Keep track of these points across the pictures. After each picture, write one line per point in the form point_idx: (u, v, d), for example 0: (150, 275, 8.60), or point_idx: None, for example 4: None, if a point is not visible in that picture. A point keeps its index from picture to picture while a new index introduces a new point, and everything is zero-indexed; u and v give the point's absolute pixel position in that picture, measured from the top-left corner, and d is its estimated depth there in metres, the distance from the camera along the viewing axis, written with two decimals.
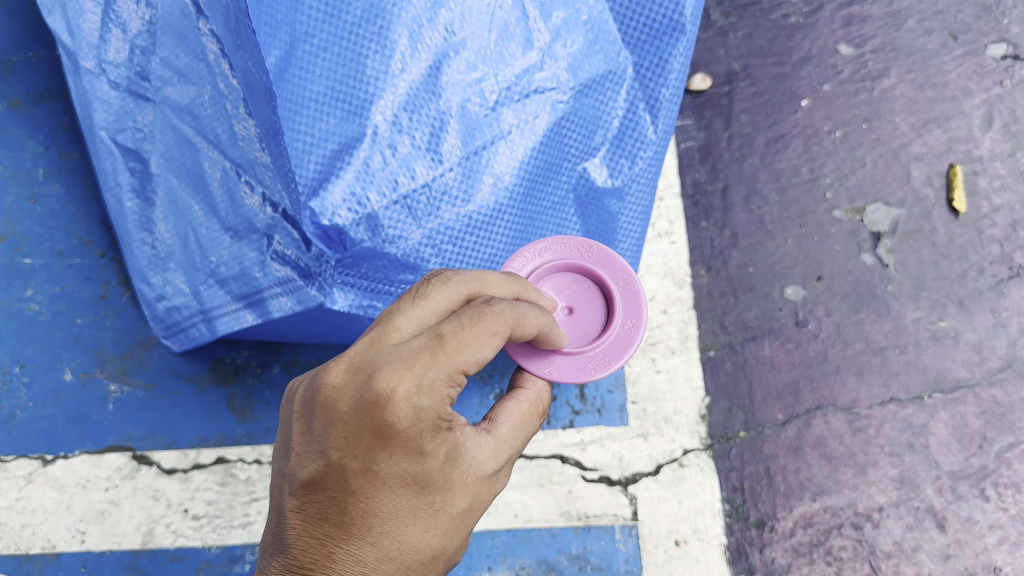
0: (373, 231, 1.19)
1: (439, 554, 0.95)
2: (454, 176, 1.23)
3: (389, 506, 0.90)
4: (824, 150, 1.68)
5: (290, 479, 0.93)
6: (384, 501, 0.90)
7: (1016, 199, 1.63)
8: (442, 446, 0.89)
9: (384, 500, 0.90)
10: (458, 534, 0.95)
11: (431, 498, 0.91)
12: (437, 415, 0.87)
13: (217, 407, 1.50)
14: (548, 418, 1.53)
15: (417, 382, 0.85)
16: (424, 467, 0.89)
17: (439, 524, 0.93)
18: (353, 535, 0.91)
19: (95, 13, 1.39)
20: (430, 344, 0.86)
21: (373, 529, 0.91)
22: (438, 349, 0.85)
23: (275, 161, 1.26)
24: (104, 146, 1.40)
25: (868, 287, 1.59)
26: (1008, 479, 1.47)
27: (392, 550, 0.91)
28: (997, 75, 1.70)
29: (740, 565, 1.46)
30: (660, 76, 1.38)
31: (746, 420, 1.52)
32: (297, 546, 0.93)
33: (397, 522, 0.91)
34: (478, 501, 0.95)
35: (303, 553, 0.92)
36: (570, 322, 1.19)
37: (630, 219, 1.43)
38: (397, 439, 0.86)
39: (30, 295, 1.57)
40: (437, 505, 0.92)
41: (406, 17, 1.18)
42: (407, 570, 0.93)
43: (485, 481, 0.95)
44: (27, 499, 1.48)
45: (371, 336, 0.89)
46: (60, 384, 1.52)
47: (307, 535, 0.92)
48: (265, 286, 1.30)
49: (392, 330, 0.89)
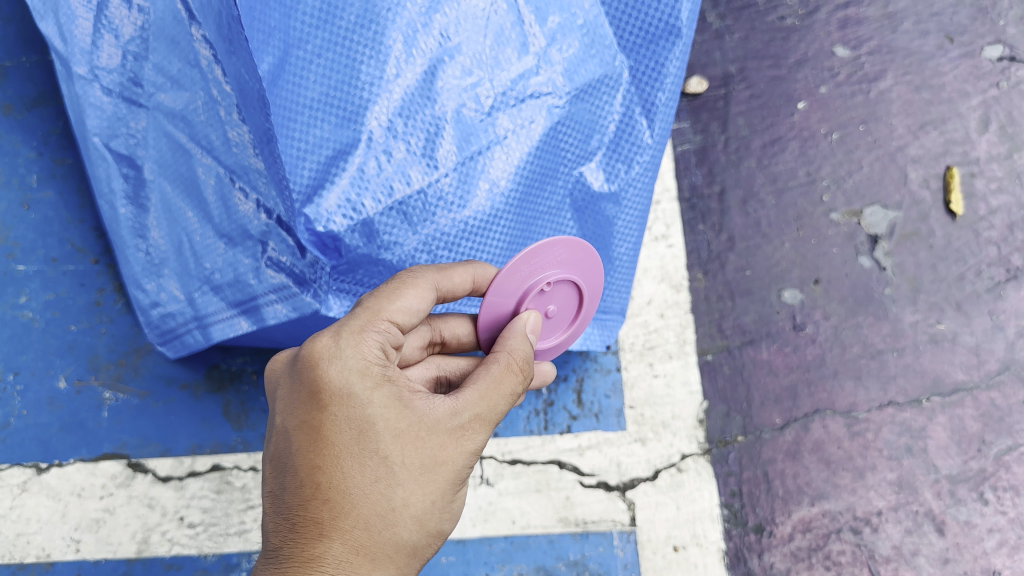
0: (369, 237, 1.19)
1: (407, 512, 0.93)
2: (449, 182, 1.22)
3: (338, 461, 0.92)
4: (820, 153, 1.67)
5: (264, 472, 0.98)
6: (333, 457, 0.92)
7: (1013, 201, 1.62)
8: (377, 389, 0.94)
9: (332, 456, 0.92)
10: (424, 490, 0.93)
11: (377, 447, 0.92)
12: (358, 359, 0.94)
13: (213, 414, 1.49)
14: (546, 423, 1.52)
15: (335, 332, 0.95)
16: (361, 413, 0.93)
17: (392, 476, 0.92)
18: (309, 497, 0.92)
19: (87, 19, 1.38)
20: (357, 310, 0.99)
21: (326, 486, 0.92)
22: (359, 308, 0.98)
23: (269, 168, 1.26)
24: (97, 152, 1.39)
25: (865, 290, 1.58)
26: (1007, 482, 1.47)
27: (347, 505, 0.92)
28: (993, 77, 1.69)
29: (739, 570, 1.44)
30: (656, 80, 1.37)
31: (744, 424, 1.52)
32: (270, 532, 0.94)
33: (349, 475, 0.92)
34: (439, 451, 0.94)
35: (273, 533, 0.93)
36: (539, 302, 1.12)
37: (627, 223, 1.42)
38: (325, 386, 0.93)
39: (23, 302, 1.56)
40: (387, 452, 0.92)
41: (400, 22, 1.18)
42: (368, 529, 0.92)
43: (445, 432, 0.94)
44: (21, 508, 1.46)
45: None
46: (54, 392, 1.51)
47: (277, 518, 0.93)
48: (260, 293, 1.30)
49: None
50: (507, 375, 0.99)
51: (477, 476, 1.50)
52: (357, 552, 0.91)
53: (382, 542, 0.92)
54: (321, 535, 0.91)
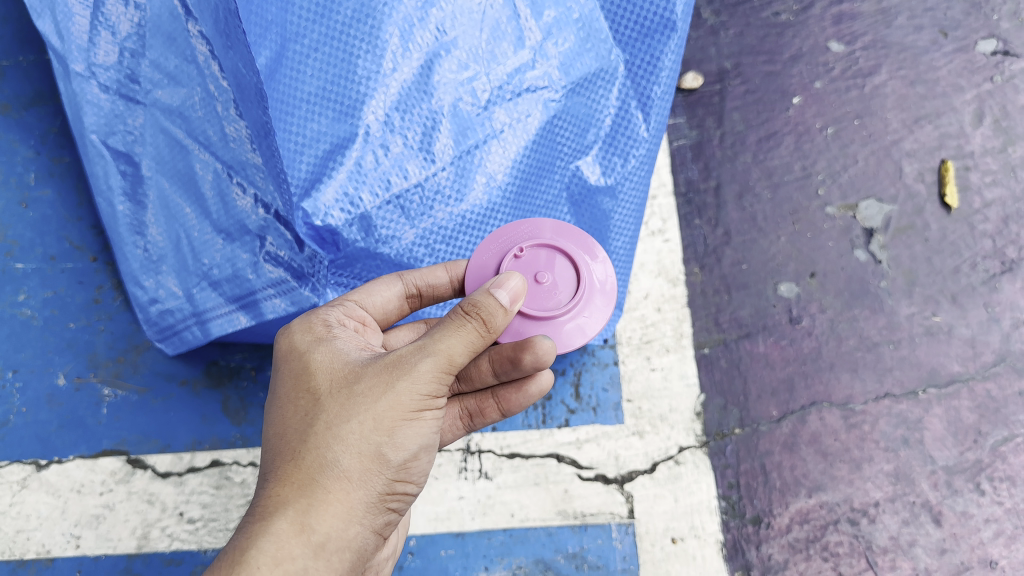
0: (366, 231, 1.20)
1: (346, 448, 0.93)
2: (446, 176, 1.24)
3: (291, 418, 0.97)
4: (816, 147, 1.68)
5: None
6: (286, 416, 0.97)
7: (1008, 194, 1.63)
8: (318, 344, 1.00)
9: (286, 416, 0.97)
10: (357, 419, 0.93)
11: (318, 394, 0.96)
12: (306, 332, 1.02)
13: (212, 410, 1.50)
14: (544, 417, 1.53)
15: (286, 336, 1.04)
16: (306, 369, 0.98)
17: (331, 415, 0.94)
18: (275, 460, 0.96)
19: (84, 16, 1.38)
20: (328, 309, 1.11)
21: (282, 443, 0.96)
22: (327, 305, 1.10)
23: (268, 163, 1.29)
24: (94, 150, 1.39)
25: (861, 283, 1.59)
26: (1003, 473, 1.47)
27: (293, 450, 0.95)
28: (987, 71, 1.70)
29: (737, 562, 1.44)
30: (651, 74, 1.37)
31: (741, 417, 1.52)
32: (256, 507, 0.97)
33: (298, 426, 0.96)
34: (376, 381, 0.94)
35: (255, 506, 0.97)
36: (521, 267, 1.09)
37: (624, 218, 1.40)
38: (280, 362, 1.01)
39: (22, 300, 1.56)
40: (324, 394, 0.96)
41: (397, 17, 1.18)
42: (310, 468, 0.93)
43: (380, 365, 0.94)
44: (21, 505, 1.46)
45: None
46: (53, 390, 1.51)
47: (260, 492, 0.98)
48: (258, 288, 1.31)
49: None
50: (467, 321, 0.93)
51: (476, 470, 1.50)
52: (301, 493, 0.92)
53: (323, 480, 0.93)
54: (273, 485, 0.94)
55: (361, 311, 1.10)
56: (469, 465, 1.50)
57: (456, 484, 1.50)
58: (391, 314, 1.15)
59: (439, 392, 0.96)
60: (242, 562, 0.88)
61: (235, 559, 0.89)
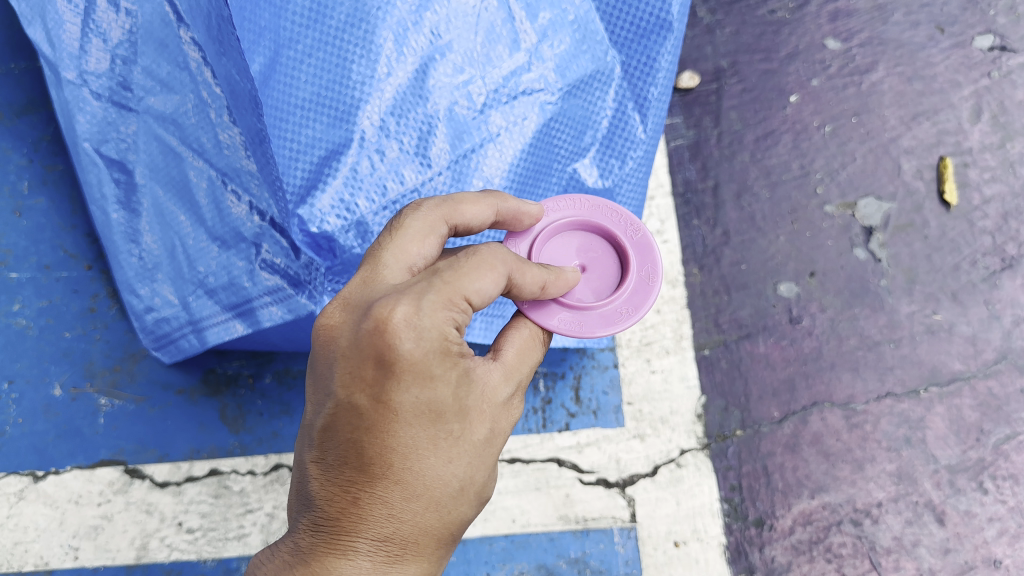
0: (363, 236, 1.19)
1: (477, 489, 0.92)
2: (443, 180, 1.23)
3: (406, 441, 0.86)
4: (814, 146, 1.67)
5: (308, 429, 0.90)
6: (401, 436, 0.85)
7: (1007, 190, 1.62)
8: (455, 376, 0.86)
9: (401, 435, 0.85)
10: (477, 458, 0.90)
11: (447, 428, 0.87)
12: (443, 337, 0.85)
13: (210, 419, 1.49)
14: (544, 421, 1.52)
15: (413, 301, 0.84)
16: (436, 395, 0.85)
17: (462, 455, 0.88)
18: (375, 477, 0.86)
19: (75, 23, 1.37)
20: (425, 276, 0.87)
21: (395, 467, 0.86)
22: (433, 279, 0.86)
23: (262, 169, 1.29)
24: (87, 158, 1.37)
25: (861, 282, 1.58)
26: (1006, 471, 1.47)
27: (429, 499, 0.88)
28: (984, 67, 1.70)
29: (740, 565, 1.44)
30: (648, 75, 1.36)
31: (743, 418, 1.51)
32: (322, 496, 0.89)
33: (419, 455, 0.86)
34: (497, 420, 0.91)
35: (328, 501, 0.88)
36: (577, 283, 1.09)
37: None
38: (397, 366, 0.83)
39: (17, 310, 1.55)
40: (464, 436, 0.88)
41: (390, 21, 1.17)
42: (449, 517, 0.90)
43: (501, 407, 0.91)
44: (19, 517, 1.45)
45: (364, 276, 0.91)
46: (49, 400, 1.50)
47: (331, 484, 0.88)
48: (254, 296, 1.29)
49: (383, 267, 0.91)
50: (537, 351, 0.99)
51: None
52: (439, 541, 0.91)
53: (456, 523, 0.92)
54: (388, 517, 0.87)
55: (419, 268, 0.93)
56: None
57: None
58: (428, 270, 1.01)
59: None
60: None
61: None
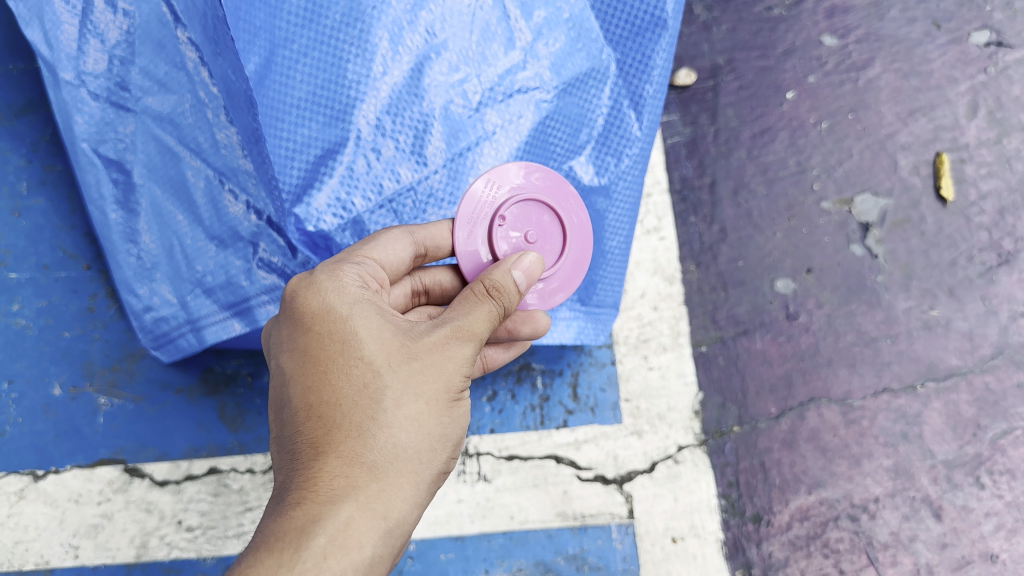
0: (359, 235, 1.20)
1: (413, 426, 0.95)
2: (439, 179, 1.23)
3: (325, 382, 0.96)
4: (810, 142, 1.67)
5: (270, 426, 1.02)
6: (319, 378, 0.96)
7: (1004, 186, 1.63)
8: (357, 309, 0.99)
9: (319, 378, 0.96)
10: (401, 390, 0.95)
11: (359, 361, 0.96)
12: (341, 284, 1.00)
13: (208, 418, 1.49)
14: (542, 419, 1.52)
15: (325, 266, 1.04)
16: (342, 333, 0.97)
17: (380, 386, 0.95)
18: (305, 424, 0.95)
19: (72, 24, 1.37)
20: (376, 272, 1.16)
21: (317, 408, 0.95)
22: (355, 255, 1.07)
23: (258, 168, 1.29)
24: (85, 158, 1.37)
25: (858, 278, 1.59)
26: (1002, 466, 1.47)
27: (353, 426, 0.94)
28: (981, 62, 1.70)
29: (737, 560, 1.44)
30: (643, 72, 1.35)
31: (740, 415, 1.52)
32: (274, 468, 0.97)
33: (337, 393, 0.95)
34: (424, 356, 0.97)
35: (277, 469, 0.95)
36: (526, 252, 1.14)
37: (618, 218, 1.39)
38: (307, 320, 0.99)
39: (16, 310, 1.55)
40: (381, 364, 0.96)
41: (386, 20, 1.17)
42: (380, 449, 0.94)
43: (426, 345, 0.98)
44: (19, 516, 1.46)
45: None
46: (49, 399, 1.51)
47: (279, 455, 0.97)
48: (252, 294, 1.32)
49: None
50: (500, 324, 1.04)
51: (474, 473, 1.49)
52: (372, 476, 0.92)
53: (395, 462, 0.94)
54: (317, 457, 0.93)
55: (369, 263, 1.06)
56: (467, 468, 1.49)
57: (455, 488, 1.48)
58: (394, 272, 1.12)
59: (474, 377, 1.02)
60: (306, 550, 0.85)
61: (296, 547, 0.86)
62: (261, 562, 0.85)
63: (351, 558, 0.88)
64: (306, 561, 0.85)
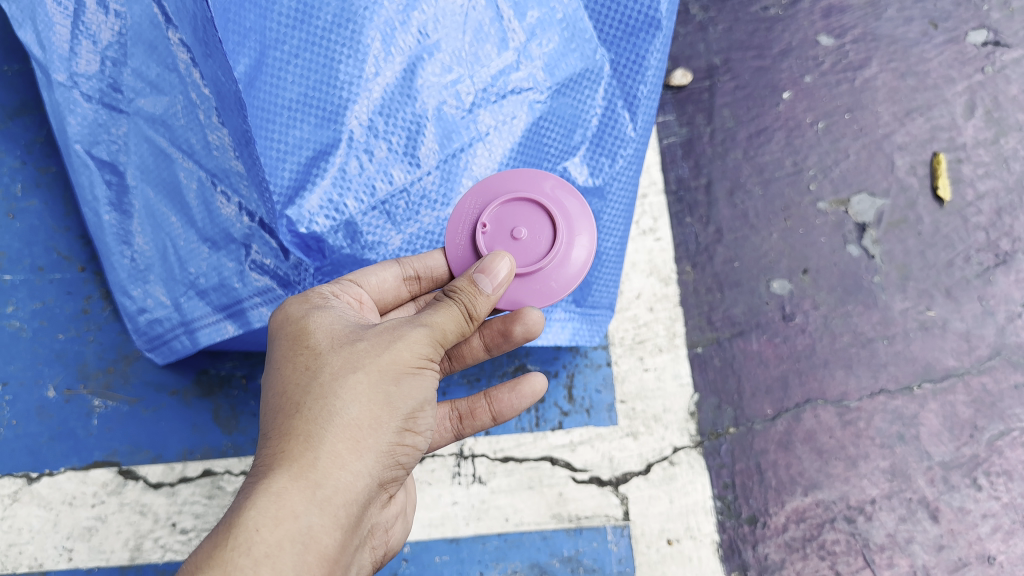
0: (352, 237, 1.20)
1: (354, 397, 0.93)
2: (432, 180, 1.23)
3: (280, 374, 0.98)
4: (807, 142, 1.67)
5: None
6: (276, 372, 0.99)
7: (1001, 186, 1.62)
8: (314, 309, 1.02)
9: (276, 373, 0.99)
10: (350, 369, 0.95)
11: (307, 351, 0.98)
12: (305, 295, 1.05)
13: (203, 419, 1.49)
14: (537, 420, 1.52)
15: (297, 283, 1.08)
16: (296, 329, 1.01)
17: (325, 367, 0.96)
18: (266, 417, 0.97)
19: (64, 25, 1.37)
20: None
21: (273, 399, 0.97)
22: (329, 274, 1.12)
23: (250, 171, 1.29)
24: (79, 160, 1.37)
25: (854, 278, 1.58)
26: (999, 467, 1.47)
27: (293, 404, 0.95)
28: (978, 62, 1.69)
29: (733, 562, 1.44)
30: (638, 72, 1.33)
31: (736, 416, 1.51)
32: None
33: (288, 381, 0.97)
34: (375, 339, 0.97)
35: None
36: (515, 246, 1.13)
37: (613, 219, 1.36)
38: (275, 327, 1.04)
39: (10, 311, 1.55)
40: (324, 349, 0.98)
41: (378, 21, 1.17)
42: (317, 419, 0.93)
43: (380, 329, 0.98)
44: (13, 518, 1.45)
45: None
46: (43, 402, 1.50)
47: None
48: (244, 296, 1.31)
49: None
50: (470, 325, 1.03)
51: (469, 475, 1.49)
52: (307, 445, 0.91)
53: (332, 431, 0.92)
54: (269, 442, 0.94)
55: (356, 288, 1.11)
56: (462, 470, 1.49)
57: (450, 490, 1.48)
58: (388, 295, 1.16)
59: (435, 357, 1.00)
60: (237, 523, 0.85)
61: (229, 523, 0.86)
62: (201, 547, 0.86)
63: (286, 526, 0.86)
64: (236, 535, 0.85)
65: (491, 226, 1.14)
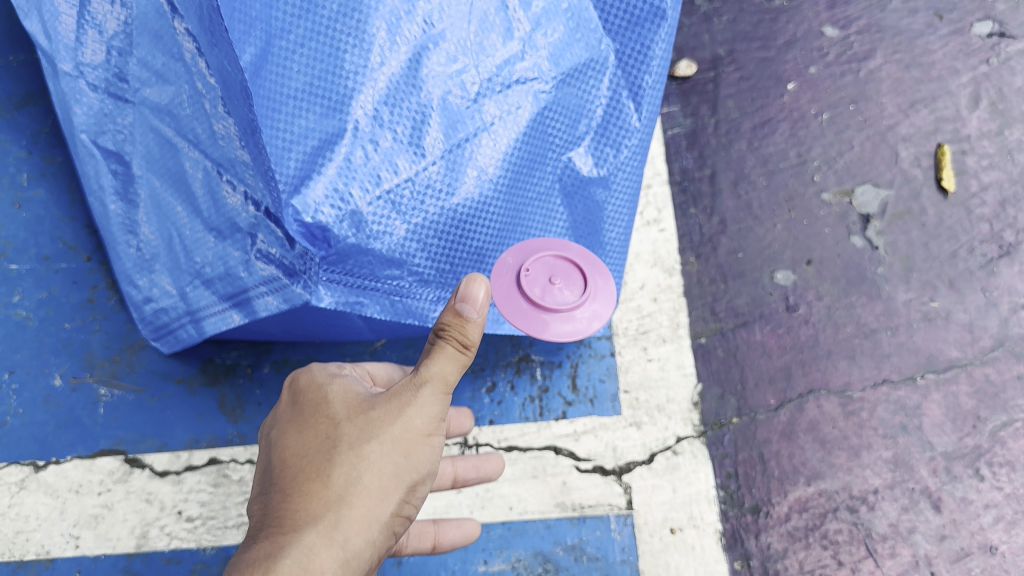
0: (357, 226, 1.16)
1: (369, 468, 0.94)
2: (437, 170, 1.21)
3: (293, 433, 0.98)
4: (811, 133, 1.67)
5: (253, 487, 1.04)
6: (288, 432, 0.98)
7: (1006, 177, 1.62)
8: (329, 373, 1.02)
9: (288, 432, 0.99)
10: (368, 441, 0.95)
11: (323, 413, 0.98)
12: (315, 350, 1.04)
13: (209, 408, 1.50)
14: (541, 410, 1.53)
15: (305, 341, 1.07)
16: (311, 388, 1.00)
17: (341, 434, 0.96)
18: (274, 471, 0.97)
19: (71, 15, 1.38)
20: None
21: (284, 456, 0.97)
22: None
23: (256, 160, 1.24)
24: (85, 149, 1.39)
25: (858, 269, 1.58)
26: (1002, 458, 1.47)
27: (308, 470, 0.95)
28: (983, 54, 1.70)
29: (736, 551, 1.44)
30: (642, 62, 1.38)
31: (739, 406, 1.52)
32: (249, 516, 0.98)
33: (302, 440, 0.97)
34: (389, 405, 0.97)
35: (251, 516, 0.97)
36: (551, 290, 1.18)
37: (618, 209, 1.39)
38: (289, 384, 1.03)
39: (17, 301, 1.55)
40: (340, 417, 0.98)
41: (384, 10, 1.17)
42: (334, 487, 0.93)
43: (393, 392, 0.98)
44: (20, 506, 1.45)
45: None
46: (50, 390, 1.51)
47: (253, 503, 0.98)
48: (251, 286, 1.27)
49: None
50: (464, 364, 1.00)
51: None
52: (324, 511, 0.92)
53: (349, 503, 0.93)
54: (278, 500, 0.94)
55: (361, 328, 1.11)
56: None
57: None
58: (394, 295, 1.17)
59: (442, 425, 1.01)
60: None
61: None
62: None
63: None
64: None
65: (532, 271, 1.19)
